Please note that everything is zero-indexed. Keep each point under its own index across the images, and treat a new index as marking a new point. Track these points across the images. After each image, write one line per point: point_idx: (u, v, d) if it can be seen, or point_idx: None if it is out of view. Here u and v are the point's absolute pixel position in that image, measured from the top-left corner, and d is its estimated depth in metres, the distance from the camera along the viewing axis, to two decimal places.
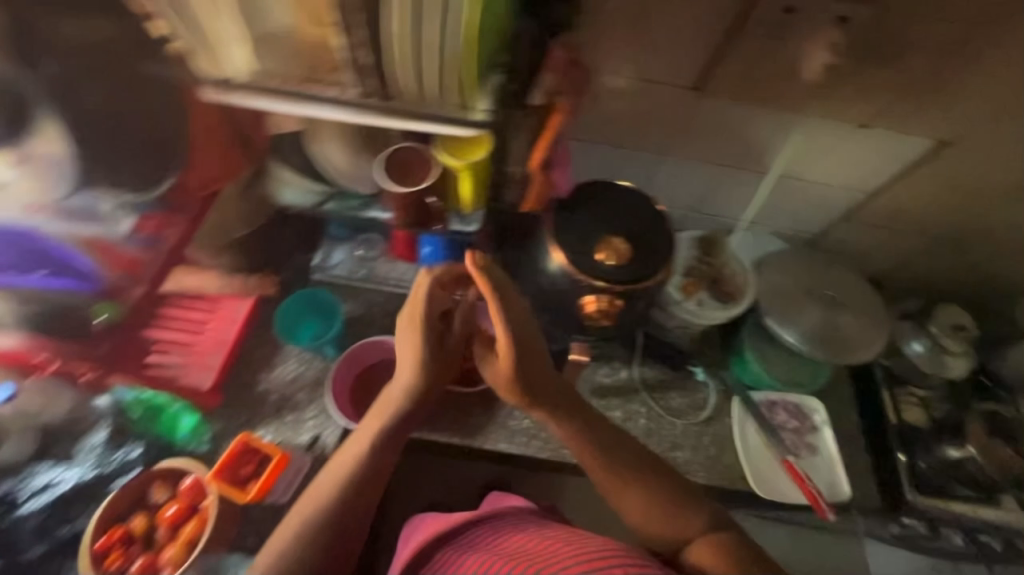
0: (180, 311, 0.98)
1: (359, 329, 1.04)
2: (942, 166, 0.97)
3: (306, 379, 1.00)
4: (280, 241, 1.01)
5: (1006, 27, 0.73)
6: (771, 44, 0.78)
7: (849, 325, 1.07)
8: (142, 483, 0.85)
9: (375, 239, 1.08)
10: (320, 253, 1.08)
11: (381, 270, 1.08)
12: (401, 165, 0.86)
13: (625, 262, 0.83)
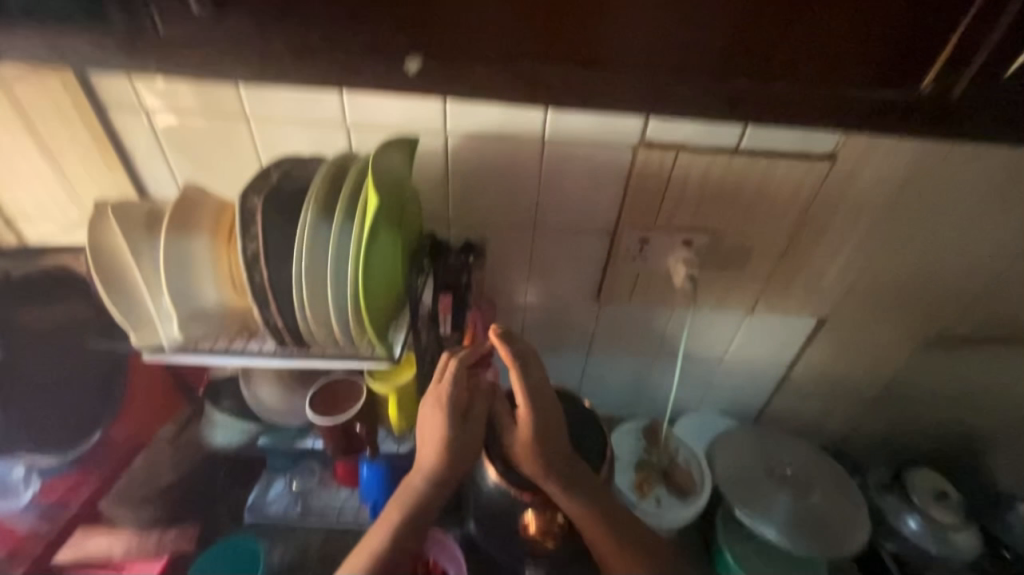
0: None
1: None
2: (834, 337, 1.07)
3: None
4: (213, 482, 0.97)
5: (815, 236, 0.92)
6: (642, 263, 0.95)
7: (823, 507, 1.00)
8: None
9: (314, 465, 1.01)
10: (257, 489, 0.99)
11: (320, 501, 0.99)
12: (330, 396, 0.88)
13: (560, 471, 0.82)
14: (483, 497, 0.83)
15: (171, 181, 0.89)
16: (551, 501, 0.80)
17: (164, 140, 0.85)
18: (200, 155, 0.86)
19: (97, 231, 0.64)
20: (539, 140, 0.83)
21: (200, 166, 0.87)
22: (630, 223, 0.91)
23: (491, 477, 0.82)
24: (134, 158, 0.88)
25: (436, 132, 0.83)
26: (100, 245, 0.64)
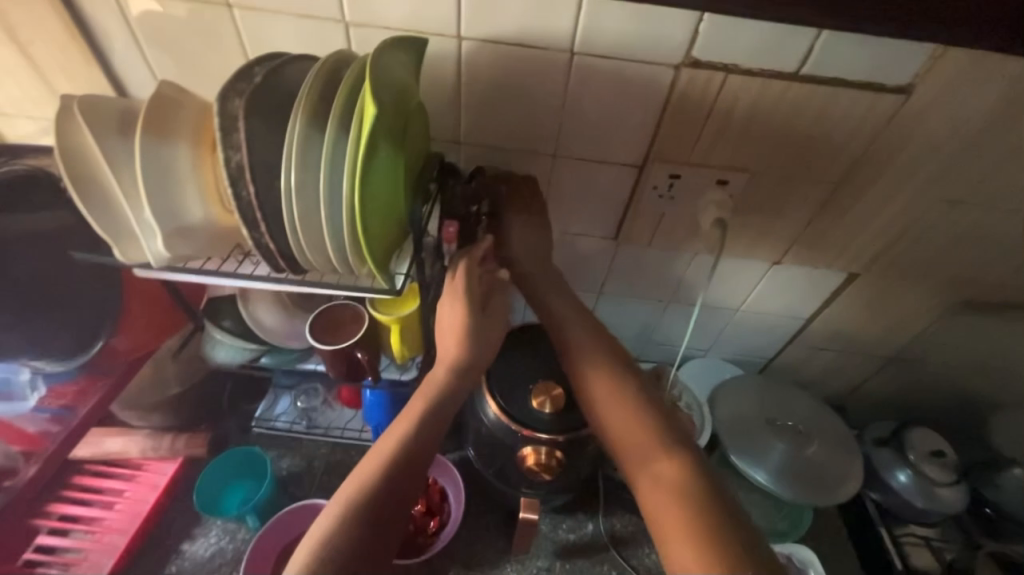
0: (94, 481, 0.91)
1: (294, 491, 0.96)
2: (860, 295, 1.01)
3: (226, 555, 0.89)
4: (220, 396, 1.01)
5: (865, 184, 0.83)
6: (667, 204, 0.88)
7: (819, 457, 1.01)
8: None
9: (318, 385, 1.05)
10: (265, 404, 1.04)
11: (324, 419, 1.03)
12: (330, 321, 0.84)
13: (563, 409, 0.81)
14: (482, 427, 0.85)
15: (150, 79, 0.80)
16: (548, 437, 0.80)
17: (137, 27, 0.74)
18: (179, 47, 0.76)
19: (63, 131, 0.57)
20: (567, 52, 0.72)
21: (181, 62, 0.77)
22: (660, 158, 0.82)
23: (494, 410, 0.82)
24: (107, 49, 0.78)
25: (447, 35, 0.71)
26: (69, 148, 0.57)
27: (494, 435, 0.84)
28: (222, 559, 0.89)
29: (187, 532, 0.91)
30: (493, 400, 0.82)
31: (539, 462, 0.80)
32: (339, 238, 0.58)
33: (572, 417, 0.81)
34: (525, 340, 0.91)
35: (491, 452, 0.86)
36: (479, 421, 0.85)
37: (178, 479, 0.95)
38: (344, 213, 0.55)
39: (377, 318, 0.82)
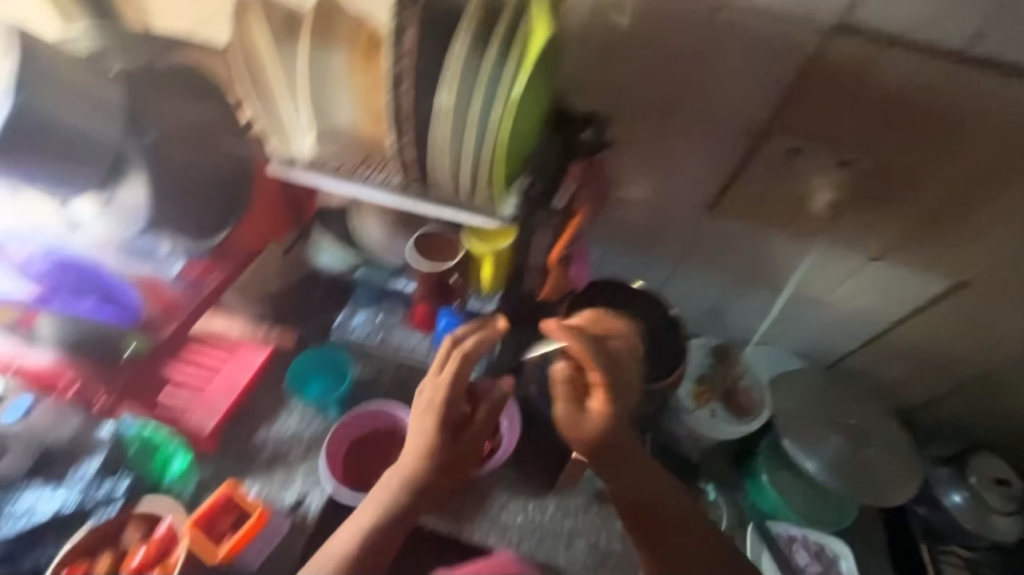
0: (197, 348, 0.97)
1: (365, 395, 1.00)
2: (960, 307, 0.97)
3: (303, 439, 0.96)
4: (308, 299, 1.06)
5: (1006, 186, 0.78)
6: (782, 180, 0.86)
7: (876, 461, 1.00)
8: (118, 523, 0.80)
9: (398, 303, 1.04)
10: (344, 313, 1.05)
11: (399, 336, 1.02)
12: (430, 245, 0.91)
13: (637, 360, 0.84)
14: (539, 364, 0.88)
15: None
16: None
17: None
18: None
19: (245, 32, 0.66)
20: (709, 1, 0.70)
21: None
22: (785, 129, 0.79)
23: None
24: None
25: None
26: (252, 51, 0.68)
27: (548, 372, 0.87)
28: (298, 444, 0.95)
29: (267, 415, 0.98)
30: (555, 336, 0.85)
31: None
32: (472, 155, 0.62)
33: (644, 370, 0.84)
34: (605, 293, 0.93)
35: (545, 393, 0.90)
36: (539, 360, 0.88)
37: (270, 364, 1.01)
38: (487, 131, 0.60)
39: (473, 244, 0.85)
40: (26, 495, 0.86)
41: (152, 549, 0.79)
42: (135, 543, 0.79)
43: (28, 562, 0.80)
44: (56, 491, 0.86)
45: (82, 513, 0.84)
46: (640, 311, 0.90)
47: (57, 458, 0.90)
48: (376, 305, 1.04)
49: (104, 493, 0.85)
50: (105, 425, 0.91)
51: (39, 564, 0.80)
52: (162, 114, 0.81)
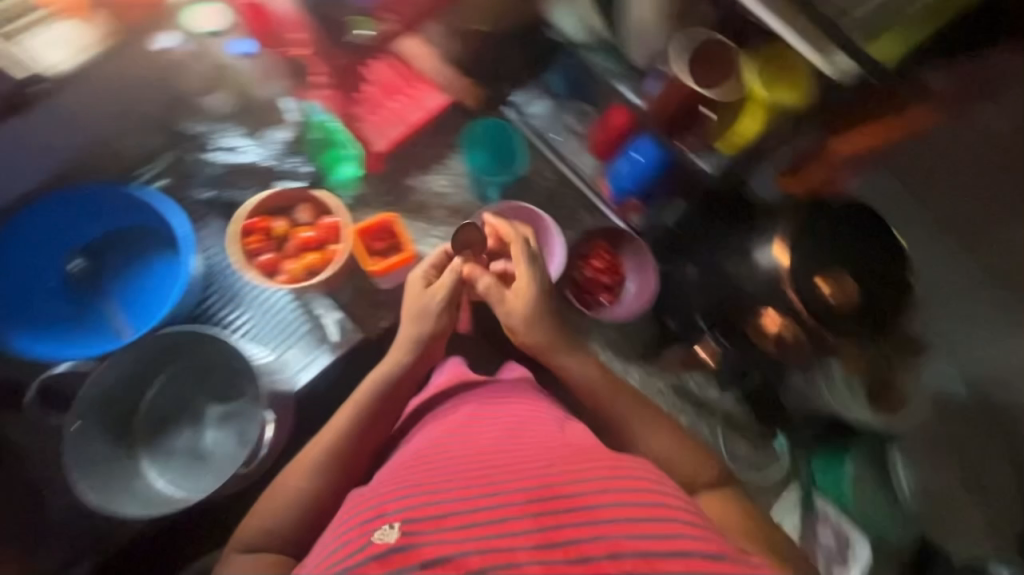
0: (386, 70, 1.03)
1: (522, 189, 1.12)
2: None
3: (451, 201, 1.10)
4: (509, 58, 1.10)
5: None
6: (983, 189, 1.04)
7: (977, 522, 0.97)
8: (293, 197, 0.93)
9: (589, 114, 1.10)
10: (524, 95, 1.11)
11: (570, 146, 1.11)
12: (704, 56, 0.97)
13: (838, 302, 0.79)
14: (737, 262, 0.90)
15: None
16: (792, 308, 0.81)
17: None
18: None
19: None
20: None
21: None
22: None
23: (778, 257, 0.83)
24: None
25: None
26: None
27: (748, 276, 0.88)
28: (446, 202, 1.10)
29: (426, 164, 1.10)
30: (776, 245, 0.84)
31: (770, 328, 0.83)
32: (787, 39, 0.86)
33: (841, 314, 0.79)
34: (839, 216, 0.82)
35: (715, 280, 0.96)
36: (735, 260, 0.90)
37: (435, 117, 1.08)
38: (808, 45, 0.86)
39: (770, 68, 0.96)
40: (217, 129, 0.91)
41: (317, 234, 0.92)
42: (303, 223, 0.93)
43: (214, 195, 0.95)
44: (243, 141, 0.92)
45: (270, 169, 0.93)
46: (861, 255, 0.80)
47: (253, 110, 0.96)
48: (569, 109, 1.10)
49: (291, 163, 0.94)
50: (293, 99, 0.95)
51: (220, 200, 0.95)
52: None
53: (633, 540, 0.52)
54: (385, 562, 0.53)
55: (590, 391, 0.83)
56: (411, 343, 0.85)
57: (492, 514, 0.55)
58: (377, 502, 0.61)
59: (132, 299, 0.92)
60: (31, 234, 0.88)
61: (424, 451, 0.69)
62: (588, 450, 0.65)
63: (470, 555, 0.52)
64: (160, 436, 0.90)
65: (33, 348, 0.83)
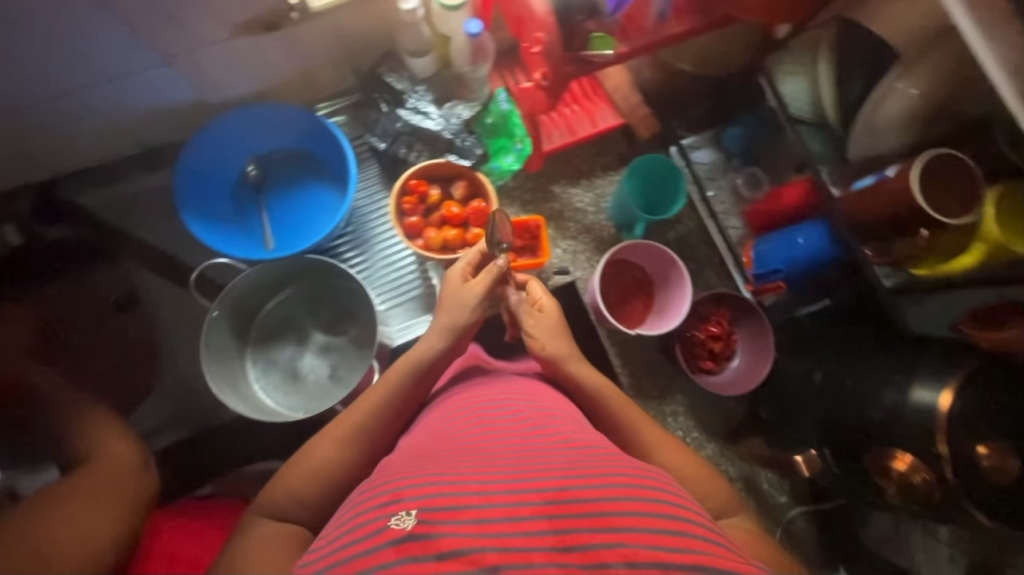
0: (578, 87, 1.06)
1: (657, 230, 1.12)
2: None
3: (584, 219, 1.10)
4: (692, 99, 1.07)
5: None
6: None
7: None
8: (457, 172, 0.94)
9: (758, 180, 1.06)
10: (697, 138, 1.08)
11: (723, 205, 1.08)
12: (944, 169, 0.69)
13: (996, 476, 0.69)
14: (884, 396, 0.78)
15: None
16: (946, 474, 0.69)
17: None
18: None
19: None
20: None
21: None
22: None
23: (944, 402, 0.71)
24: None
25: None
26: None
27: (897, 418, 0.76)
28: (580, 220, 1.10)
29: (574, 176, 1.12)
30: (947, 400, 0.70)
31: (897, 467, 0.77)
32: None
33: (995, 489, 0.69)
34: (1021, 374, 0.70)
35: (841, 403, 0.85)
36: (882, 392, 0.79)
37: (599, 134, 1.08)
38: None
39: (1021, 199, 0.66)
40: (412, 90, 0.96)
41: (464, 214, 0.94)
42: (456, 199, 0.95)
43: (383, 147, 0.98)
44: (431, 108, 0.96)
45: (446, 141, 0.96)
46: None
47: (447, 81, 0.97)
48: (739, 170, 1.07)
49: (467, 142, 0.96)
50: (488, 84, 0.98)
51: (383, 151, 0.99)
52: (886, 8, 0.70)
53: (650, 547, 0.46)
54: (404, 552, 0.44)
55: (595, 388, 0.74)
56: (438, 332, 0.76)
57: (508, 508, 0.48)
58: (393, 482, 0.52)
59: (282, 217, 1.01)
60: (222, 134, 0.95)
61: (437, 440, 0.61)
62: (597, 446, 0.58)
63: (489, 552, 0.44)
64: (268, 346, 0.97)
65: (202, 237, 0.91)
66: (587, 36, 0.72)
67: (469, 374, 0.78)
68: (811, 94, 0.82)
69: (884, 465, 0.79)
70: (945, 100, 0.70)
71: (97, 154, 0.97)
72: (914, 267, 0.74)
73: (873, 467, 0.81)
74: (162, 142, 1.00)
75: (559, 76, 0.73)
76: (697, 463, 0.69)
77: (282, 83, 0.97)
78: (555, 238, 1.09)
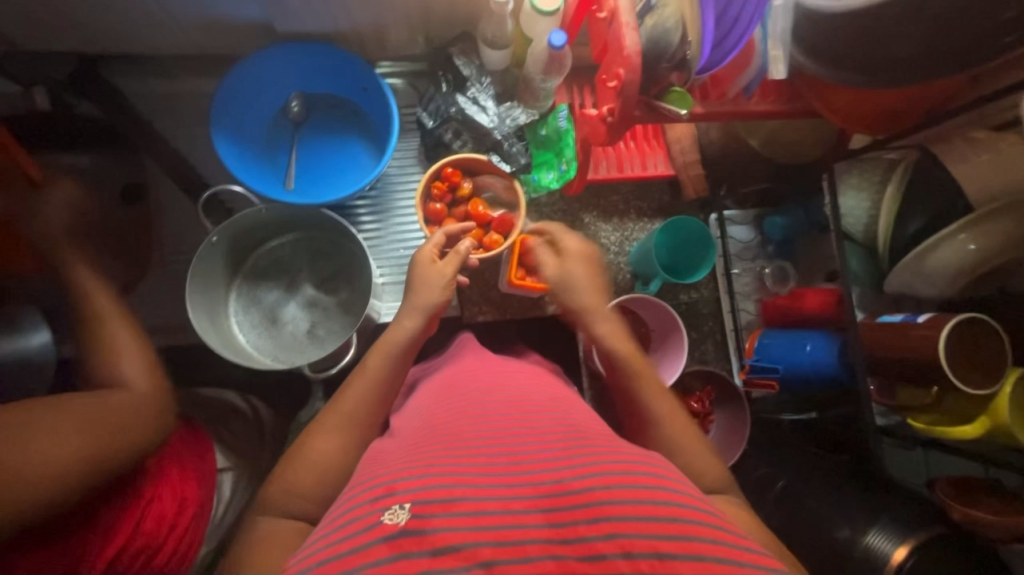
0: (639, 129, 1.05)
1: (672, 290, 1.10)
2: None
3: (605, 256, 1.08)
4: (746, 175, 1.06)
5: None
6: None
7: None
8: (493, 169, 0.91)
9: (785, 273, 1.04)
10: (740, 212, 1.07)
11: (743, 286, 1.06)
12: (973, 333, 0.67)
13: None
14: (838, 532, 0.76)
15: None
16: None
17: None
18: None
19: None
20: None
21: None
22: None
23: (895, 556, 0.69)
24: None
25: None
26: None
27: (847, 558, 0.73)
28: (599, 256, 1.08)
29: (609, 212, 1.09)
30: (901, 555, 0.68)
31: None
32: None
33: None
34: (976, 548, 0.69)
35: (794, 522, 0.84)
36: (838, 526, 0.77)
37: (644, 179, 1.06)
38: None
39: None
40: (476, 79, 0.94)
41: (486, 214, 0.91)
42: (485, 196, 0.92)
43: (429, 124, 0.96)
44: (489, 104, 0.94)
45: (493, 141, 0.94)
46: None
47: (517, 83, 0.96)
48: (770, 259, 1.06)
49: (514, 148, 0.94)
50: (553, 96, 0.96)
51: (428, 128, 0.96)
52: (961, 157, 0.70)
53: (649, 537, 0.40)
54: (396, 549, 0.39)
55: (609, 344, 0.77)
56: (411, 314, 0.75)
57: (504, 503, 0.43)
58: (389, 476, 0.47)
59: (312, 162, 0.99)
60: (277, 64, 0.92)
61: (431, 426, 0.57)
62: (596, 432, 0.53)
63: (483, 548, 0.39)
64: (256, 284, 0.95)
65: (225, 158, 0.89)
66: (667, 87, 0.70)
67: (475, 358, 0.76)
68: (869, 215, 0.80)
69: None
70: (998, 263, 0.69)
71: (150, 46, 0.95)
72: (912, 417, 0.73)
73: None
74: (220, 53, 0.98)
75: (626, 117, 0.70)
76: (695, 434, 0.71)
77: (352, 32, 0.95)
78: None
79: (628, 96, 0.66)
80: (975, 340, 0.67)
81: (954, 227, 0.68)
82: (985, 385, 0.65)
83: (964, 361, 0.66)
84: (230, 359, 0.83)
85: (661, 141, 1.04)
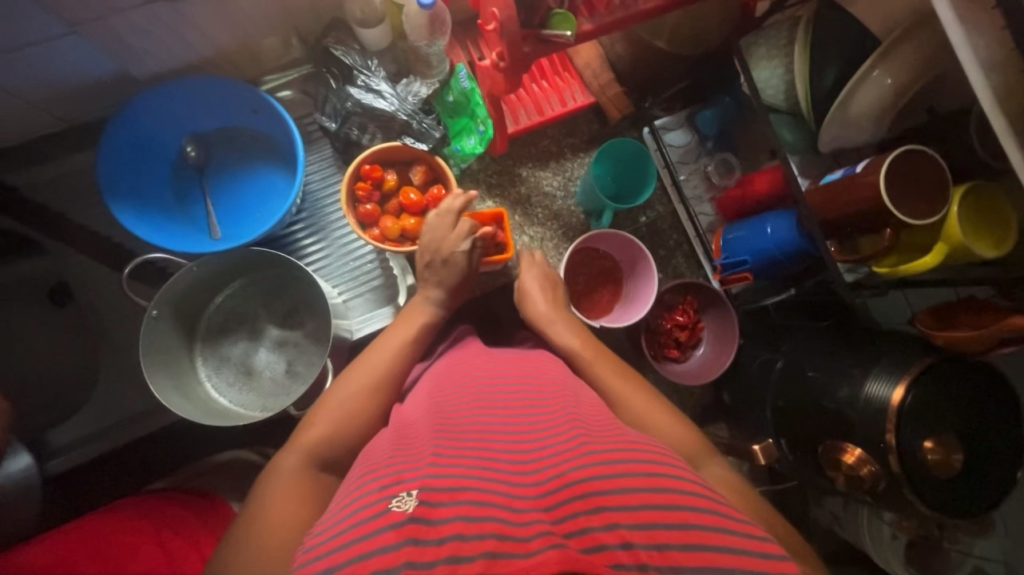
0: (544, 66, 1.01)
1: (628, 216, 1.09)
2: None
3: (554, 202, 1.06)
4: (665, 80, 1.03)
5: None
6: None
7: None
8: (414, 154, 0.88)
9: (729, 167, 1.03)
10: (669, 119, 1.05)
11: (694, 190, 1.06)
12: (908, 167, 0.68)
13: (945, 472, 0.70)
14: (839, 392, 0.77)
15: None
16: (892, 465, 0.69)
17: None
18: None
19: None
20: None
21: None
22: None
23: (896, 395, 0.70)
24: None
25: None
26: None
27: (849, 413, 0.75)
28: (548, 205, 1.06)
29: (545, 160, 1.07)
30: (901, 394, 0.69)
31: (846, 461, 0.75)
32: (982, 196, 0.68)
33: (943, 488, 0.70)
34: (964, 373, 0.71)
35: (798, 395, 0.84)
36: (836, 386, 0.78)
37: (568, 114, 1.04)
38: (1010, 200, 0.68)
39: (966, 193, 0.67)
40: (362, 65, 0.88)
41: (421, 199, 0.88)
42: (414, 184, 0.89)
43: (331, 124, 0.91)
44: (384, 86, 0.89)
45: (401, 123, 0.90)
46: (979, 412, 0.71)
47: (410, 56, 0.92)
48: (711, 155, 1.04)
49: (425, 124, 0.90)
50: (447, 58, 0.92)
51: (330, 129, 0.91)
52: None
53: (651, 528, 0.40)
54: (402, 536, 0.38)
55: (575, 348, 0.74)
56: (406, 328, 0.75)
57: (509, 493, 0.42)
58: (397, 466, 0.46)
59: (230, 203, 0.94)
60: (151, 112, 0.86)
61: (432, 416, 0.56)
62: (601, 422, 0.53)
63: (487, 539, 0.38)
64: (218, 341, 0.93)
65: (132, 227, 0.84)
66: (548, 13, 0.66)
67: (470, 347, 0.75)
68: (785, 83, 0.80)
69: (836, 459, 0.77)
70: (919, 88, 0.69)
71: (14, 134, 0.88)
72: (876, 263, 0.73)
73: (827, 465, 0.79)
74: (92, 122, 0.92)
75: (517, 56, 0.67)
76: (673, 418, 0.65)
77: (220, 57, 0.89)
78: (521, 225, 1.05)
79: (510, 33, 0.63)
80: (910, 172, 0.68)
81: (866, 67, 0.68)
82: (932, 211, 0.67)
83: (904, 198, 0.68)
84: (209, 422, 0.81)
85: (570, 71, 1.01)
